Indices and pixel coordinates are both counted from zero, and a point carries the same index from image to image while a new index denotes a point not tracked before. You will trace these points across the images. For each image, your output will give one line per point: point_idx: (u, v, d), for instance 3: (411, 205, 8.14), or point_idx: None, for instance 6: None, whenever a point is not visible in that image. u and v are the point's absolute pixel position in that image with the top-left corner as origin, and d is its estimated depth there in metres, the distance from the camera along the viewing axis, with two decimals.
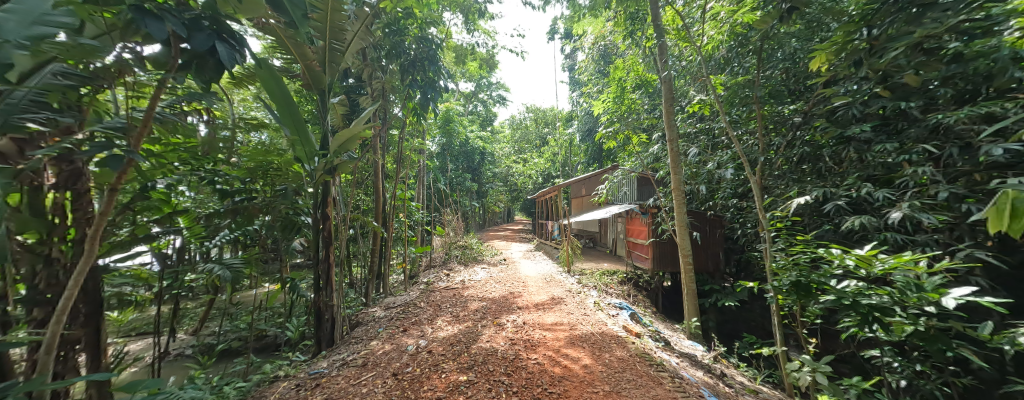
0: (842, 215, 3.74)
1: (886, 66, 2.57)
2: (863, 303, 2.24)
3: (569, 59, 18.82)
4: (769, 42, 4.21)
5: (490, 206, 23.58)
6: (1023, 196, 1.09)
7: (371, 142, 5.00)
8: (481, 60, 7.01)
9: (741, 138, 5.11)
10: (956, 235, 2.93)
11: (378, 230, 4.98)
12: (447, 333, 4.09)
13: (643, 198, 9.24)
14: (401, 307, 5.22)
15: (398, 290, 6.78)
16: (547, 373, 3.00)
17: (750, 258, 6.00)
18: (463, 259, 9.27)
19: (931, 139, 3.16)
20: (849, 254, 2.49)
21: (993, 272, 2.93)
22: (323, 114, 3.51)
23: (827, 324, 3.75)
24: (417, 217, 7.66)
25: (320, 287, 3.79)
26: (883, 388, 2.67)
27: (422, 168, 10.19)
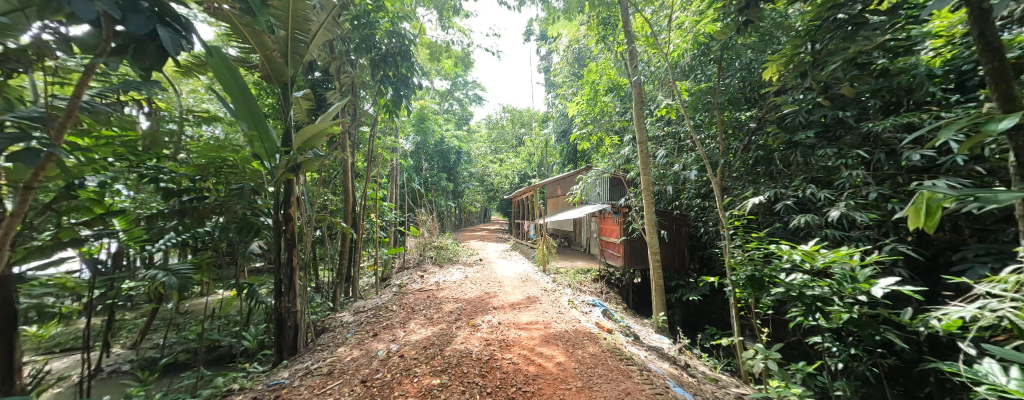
0: (791, 214, 4.08)
1: (827, 78, 2.83)
2: (808, 293, 2.47)
3: (544, 61, 19.08)
4: (729, 52, 4.51)
5: (466, 206, 23.33)
6: (936, 196, 1.23)
7: (339, 139, 4.78)
8: (457, 58, 6.92)
9: (703, 142, 5.42)
10: (884, 232, 3.29)
11: (347, 231, 4.76)
12: (420, 336, 4.00)
13: (615, 198, 9.54)
14: (371, 312, 5.03)
15: (369, 293, 6.53)
16: (521, 372, 3.02)
17: (711, 255, 6.38)
18: (438, 260, 9.09)
19: (863, 145, 3.53)
20: (795, 249, 2.73)
21: (913, 264, 3.32)
22: (285, 108, 3.31)
23: (778, 315, 4.07)
24: (389, 218, 7.42)
25: (281, 292, 3.55)
26: (825, 371, 2.94)
27: (396, 167, 9.89)
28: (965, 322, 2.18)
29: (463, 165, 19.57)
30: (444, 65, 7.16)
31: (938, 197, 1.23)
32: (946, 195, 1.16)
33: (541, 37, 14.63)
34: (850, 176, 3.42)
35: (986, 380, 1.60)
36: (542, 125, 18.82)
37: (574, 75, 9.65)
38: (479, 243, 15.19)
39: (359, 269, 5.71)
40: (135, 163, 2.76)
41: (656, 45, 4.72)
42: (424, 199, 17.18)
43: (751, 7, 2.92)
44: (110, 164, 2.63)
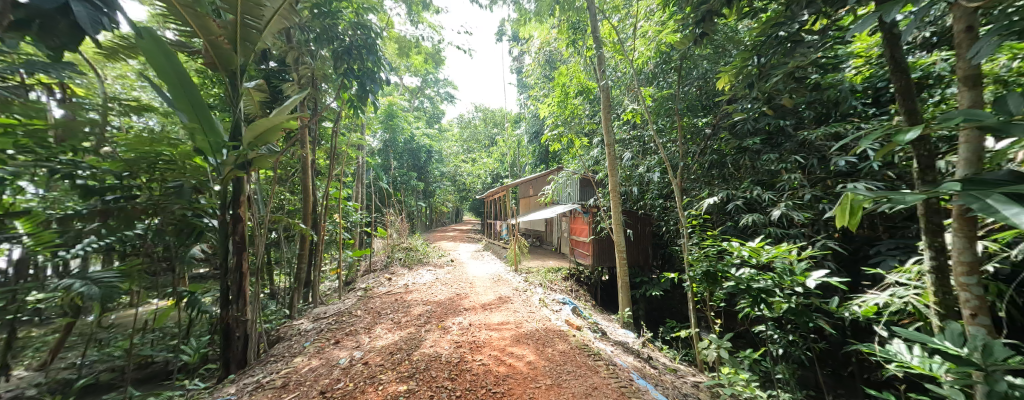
0: (740, 214, 4.45)
1: (769, 89, 3.12)
2: (754, 286, 2.72)
3: (515, 61, 19.24)
4: (687, 61, 4.81)
5: (437, 207, 22.84)
6: (856, 198, 1.41)
7: (298, 134, 4.48)
8: (427, 54, 6.73)
9: (665, 145, 5.73)
10: (816, 229, 3.68)
11: (306, 232, 4.46)
12: (387, 341, 3.86)
13: (585, 198, 9.81)
14: (333, 318, 4.75)
15: (331, 298, 6.18)
16: (491, 373, 3.01)
17: (672, 252, 6.75)
18: (408, 262, 8.81)
19: (800, 152, 3.94)
20: (744, 246, 2.98)
21: (840, 258, 3.74)
22: (233, 99, 3.05)
23: (730, 307, 4.41)
24: (355, 218, 7.06)
25: (229, 300, 3.25)
26: (768, 356, 3.23)
27: (362, 165, 9.46)
28: (879, 309, 2.50)
29: (434, 164, 19.09)
30: (414, 60, 6.94)
31: (857, 199, 1.41)
32: (865, 197, 1.33)
33: (513, 38, 14.77)
34: (789, 179, 3.80)
35: (896, 358, 1.84)
36: (514, 126, 18.99)
37: (546, 77, 9.77)
38: (450, 243, 14.91)
39: (320, 273, 5.36)
40: (44, 156, 2.40)
41: (622, 51, 4.92)
42: (392, 199, 16.57)
43: (707, 20, 3.12)
44: (10, 157, 2.27)
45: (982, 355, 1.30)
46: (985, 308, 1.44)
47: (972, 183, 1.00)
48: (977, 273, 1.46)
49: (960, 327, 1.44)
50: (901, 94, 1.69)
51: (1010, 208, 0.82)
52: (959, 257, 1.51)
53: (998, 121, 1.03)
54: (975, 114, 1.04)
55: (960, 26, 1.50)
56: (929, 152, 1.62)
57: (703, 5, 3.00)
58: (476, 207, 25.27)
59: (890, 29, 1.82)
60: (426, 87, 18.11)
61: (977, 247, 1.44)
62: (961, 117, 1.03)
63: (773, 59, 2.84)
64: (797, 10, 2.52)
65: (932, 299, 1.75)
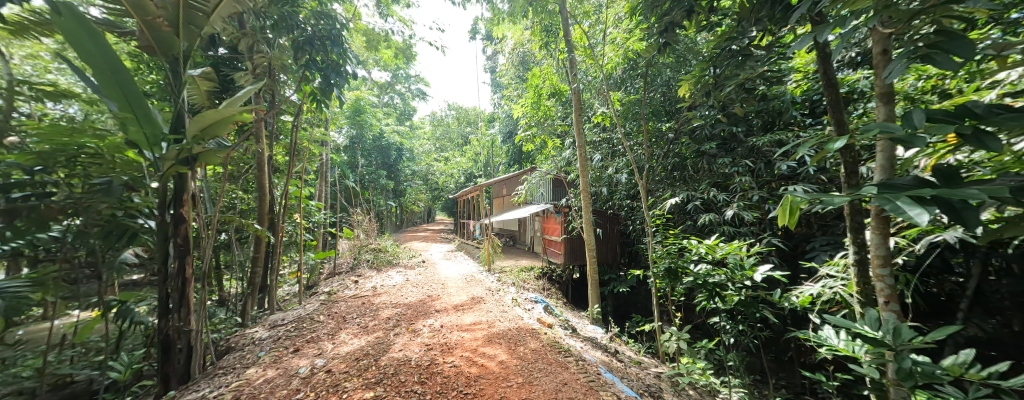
0: (699, 213, 4.76)
1: (723, 99, 3.36)
2: (710, 281, 2.94)
3: (489, 61, 19.26)
4: (652, 69, 5.08)
5: (406, 206, 22.16)
6: (795, 200, 1.55)
7: (253, 128, 4.16)
8: (398, 49, 6.50)
9: (632, 148, 6.01)
10: (762, 227, 4.05)
11: (262, 234, 4.13)
12: (352, 347, 3.69)
13: (557, 198, 9.99)
14: (292, 325, 4.45)
15: (291, 303, 5.80)
16: (462, 375, 2.98)
17: (638, 250, 7.05)
18: (376, 263, 8.47)
19: (749, 157, 4.31)
20: (701, 244, 3.21)
21: (783, 253, 4.13)
22: (176, 87, 2.74)
23: (690, 301, 4.70)
24: (319, 219, 6.67)
25: (169, 309, 2.92)
26: (722, 345, 3.49)
27: (327, 162, 8.97)
28: (814, 299, 2.79)
29: (405, 162, 18.52)
30: (383, 55, 6.67)
31: (796, 200, 1.55)
32: (801, 199, 1.46)
33: (486, 37, 14.70)
34: (740, 181, 4.13)
35: (827, 342, 2.07)
36: (488, 126, 19.02)
37: (519, 78, 9.83)
38: (421, 243, 14.56)
39: (278, 277, 5.00)
40: None
41: (593, 56, 5.10)
42: (359, 198, 15.89)
43: (670, 31, 3.31)
44: None
45: (893, 336, 1.50)
46: (896, 296, 1.66)
47: (886, 187, 1.13)
48: (890, 265, 1.68)
49: (876, 313, 1.65)
50: (832, 107, 1.92)
51: (912, 211, 0.94)
52: (874, 252, 1.74)
53: (905, 133, 1.17)
54: (888, 127, 1.17)
55: (878, 48, 1.73)
56: (852, 159, 1.85)
57: (666, 16, 3.17)
58: (448, 207, 24.87)
59: (822, 49, 2.05)
60: (396, 83, 17.58)
61: (889, 242, 1.67)
62: (876, 131, 1.16)
63: (727, 71, 3.07)
64: (747, 26, 2.73)
65: (855, 289, 1.99)
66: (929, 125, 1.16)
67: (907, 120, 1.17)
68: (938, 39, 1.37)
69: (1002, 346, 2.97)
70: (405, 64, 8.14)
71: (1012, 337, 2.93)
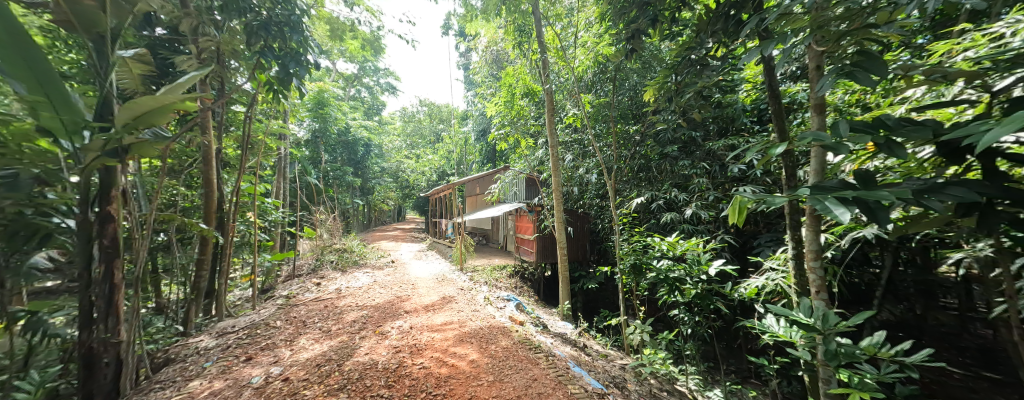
0: (661, 212, 5.04)
1: (685, 104, 3.56)
2: (670, 275, 3.14)
3: (462, 57, 19.04)
4: (621, 73, 5.28)
5: (375, 205, 21.32)
6: (744, 200, 1.69)
7: (198, 117, 3.78)
8: (366, 41, 6.19)
9: (602, 149, 6.23)
10: (717, 225, 4.38)
11: (208, 234, 3.79)
12: (313, 353, 3.50)
13: (530, 197, 10.09)
14: (244, 332, 4.12)
15: (244, 308, 5.36)
16: (432, 376, 2.93)
17: (607, 248, 7.28)
18: (341, 264, 8.06)
19: (707, 160, 4.63)
20: (663, 241, 3.39)
21: (734, 249, 4.47)
22: (102, 70, 2.41)
23: (653, 295, 4.96)
24: (277, 218, 6.22)
25: (92, 319, 2.52)
26: (681, 335, 3.72)
27: (287, 156, 8.41)
28: (759, 291, 3.05)
29: (372, 158, 17.77)
30: (349, 45, 6.30)
31: (744, 200, 1.69)
32: (748, 199, 1.60)
33: (459, 33, 14.45)
34: (698, 182, 4.45)
35: (768, 329, 2.28)
36: (461, 123, 18.83)
37: (493, 76, 9.81)
38: (389, 243, 14.08)
39: (227, 281, 4.60)
40: None
41: (565, 58, 5.21)
42: (322, 195, 15.03)
43: (636, 38, 3.44)
44: None
45: (821, 322, 1.69)
46: (825, 287, 1.86)
47: (818, 189, 1.26)
48: (820, 258, 1.89)
49: (808, 302, 1.84)
50: (775, 116, 2.11)
51: (838, 211, 1.06)
52: (807, 247, 1.95)
53: (833, 141, 1.31)
54: (819, 136, 1.30)
55: (813, 64, 1.95)
56: (791, 163, 2.07)
57: (633, 24, 3.31)
58: (418, 206, 24.17)
59: (768, 62, 2.26)
60: (362, 75, 16.81)
61: (819, 238, 1.88)
62: (810, 138, 1.30)
63: (687, 79, 3.25)
64: (703, 38, 2.91)
65: (793, 280, 2.21)
66: (852, 135, 1.31)
67: (833, 130, 1.31)
68: (860, 58, 1.55)
69: (908, 327, 3.59)
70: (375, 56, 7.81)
71: (917, 319, 3.55)
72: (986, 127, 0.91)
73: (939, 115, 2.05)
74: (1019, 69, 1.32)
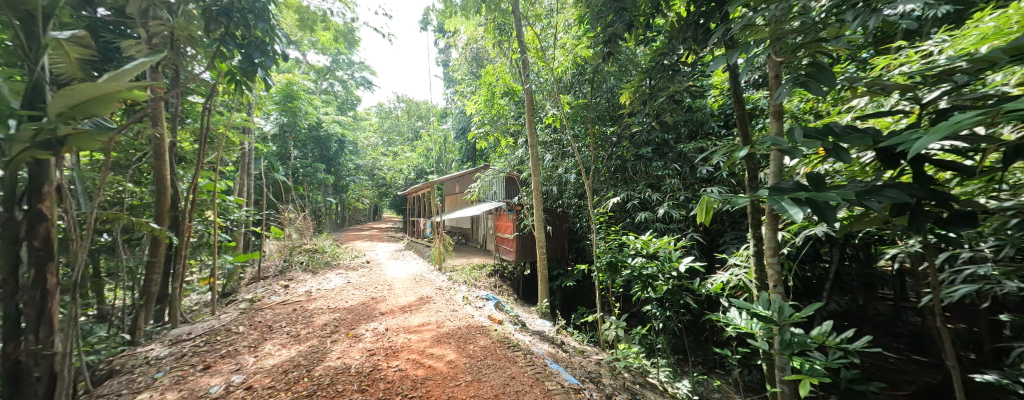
0: (636, 211, 5.22)
1: (658, 108, 3.70)
2: (643, 272, 3.26)
3: (442, 54, 18.77)
4: (598, 75, 5.41)
5: (348, 203, 20.57)
6: (710, 200, 1.78)
7: (149, 107, 3.48)
8: (340, 33, 5.96)
9: (580, 149, 6.36)
10: (687, 224, 4.59)
11: (160, 234, 3.50)
12: (279, 359, 3.33)
13: (510, 196, 10.13)
14: (201, 339, 3.84)
15: (202, 313, 5.00)
16: (408, 378, 2.87)
17: (584, 246, 7.42)
18: (312, 265, 7.72)
19: (678, 161, 4.85)
20: (638, 239, 3.52)
21: (702, 247, 4.71)
22: (32, 53, 2.14)
23: (628, 292, 5.13)
24: (241, 217, 5.85)
25: (21, 329, 2.25)
26: (654, 329, 3.87)
27: (252, 151, 7.94)
28: (724, 286, 3.23)
29: (347, 155, 17.12)
30: (320, 37, 6.01)
31: (710, 200, 1.79)
32: (714, 199, 1.69)
33: (438, 29, 14.21)
34: (670, 183, 4.66)
35: (731, 322, 2.43)
36: (440, 121, 18.56)
37: (473, 74, 9.75)
38: (367, 243, 13.60)
39: (183, 284, 4.27)
40: None
41: (544, 58, 5.26)
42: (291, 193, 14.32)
43: (613, 41, 3.53)
44: None
45: (777, 314, 1.82)
46: (781, 281, 2.00)
47: (775, 191, 1.35)
48: (778, 254, 2.03)
49: (767, 296, 1.97)
50: (740, 120, 2.24)
51: (793, 210, 1.14)
52: (766, 244, 2.09)
53: (789, 146, 1.42)
54: (777, 140, 1.40)
55: (773, 73, 2.08)
56: (753, 166, 2.20)
57: (610, 28, 3.39)
58: (395, 205, 23.58)
59: (733, 70, 2.38)
60: (335, 68, 16.16)
61: (777, 235, 2.02)
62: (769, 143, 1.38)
63: (660, 83, 3.38)
64: (675, 44, 3.01)
65: (753, 275, 2.35)
66: (806, 140, 1.42)
67: (789, 135, 1.42)
68: (812, 69, 1.68)
69: (852, 317, 3.95)
70: (350, 49, 7.53)
71: (859, 309, 3.89)
72: (916, 136, 1.02)
73: (879, 123, 2.26)
74: (943, 84, 1.48)
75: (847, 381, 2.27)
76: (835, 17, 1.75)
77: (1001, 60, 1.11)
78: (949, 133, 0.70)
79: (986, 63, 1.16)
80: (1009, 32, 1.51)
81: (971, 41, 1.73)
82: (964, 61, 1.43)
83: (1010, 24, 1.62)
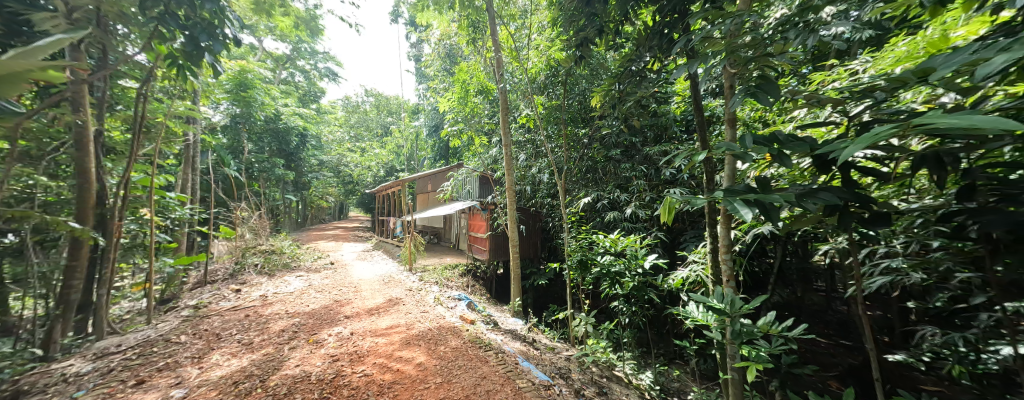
0: (606, 211, 5.41)
1: (627, 112, 3.87)
2: (612, 270, 3.40)
3: (414, 48, 18.26)
4: (570, 78, 5.54)
5: (311, 201, 19.45)
6: (673, 201, 1.89)
7: (69, 89, 3.05)
8: (303, 21, 5.60)
9: (553, 150, 6.48)
10: (652, 223, 4.83)
11: (81, 234, 3.08)
12: (229, 369, 3.07)
13: (483, 195, 10.07)
14: (134, 351, 3.44)
15: (136, 322, 4.48)
16: (374, 383, 2.77)
17: (556, 245, 7.55)
18: (269, 267, 7.19)
19: (644, 164, 5.09)
20: (607, 238, 3.66)
21: (665, 245, 4.99)
22: None
23: (598, 289, 5.30)
24: (184, 215, 5.31)
25: None
26: (621, 324, 4.04)
27: (199, 143, 7.24)
28: (683, 281, 3.42)
29: (310, 151, 16.15)
30: (279, 23, 5.59)
31: (672, 202, 1.90)
32: (676, 201, 1.80)
33: (410, 22, 13.81)
34: (637, 184, 4.89)
35: (689, 315, 2.59)
36: (412, 117, 18.08)
37: (446, 70, 9.59)
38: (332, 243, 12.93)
39: (110, 291, 3.79)
40: None
41: (519, 58, 5.30)
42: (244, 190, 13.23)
43: (584, 46, 3.63)
44: None
45: (728, 306, 1.97)
46: (733, 276, 2.17)
47: (728, 192, 1.46)
48: (730, 251, 2.20)
49: (720, 290, 2.12)
50: (699, 126, 2.40)
51: (743, 210, 1.25)
52: (720, 242, 2.25)
53: (741, 151, 1.54)
54: (731, 146, 1.52)
55: (727, 83, 2.25)
56: (711, 169, 2.37)
57: (582, 32, 3.48)
58: (363, 203, 22.63)
59: (694, 78, 2.54)
60: (296, 57, 15.16)
61: (730, 234, 2.18)
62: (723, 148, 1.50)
63: (628, 88, 3.53)
64: (642, 52, 3.15)
65: (709, 271, 2.53)
66: (755, 147, 1.55)
67: (741, 142, 1.54)
68: (760, 82, 1.84)
69: (792, 307, 4.36)
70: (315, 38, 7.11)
71: (798, 300, 4.33)
72: (844, 145, 1.14)
73: (816, 132, 2.51)
74: (866, 100, 1.68)
75: (787, 366, 2.51)
76: (780, 35, 1.92)
77: (910, 80, 1.27)
78: (869, 144, 0.80)
79: (900, 82, 1.33)
80: (917, 56, 1.75)
81: (888, 63, 1.97)
82: (883, 79, 1.63)
83: (918, 49, 1.87)
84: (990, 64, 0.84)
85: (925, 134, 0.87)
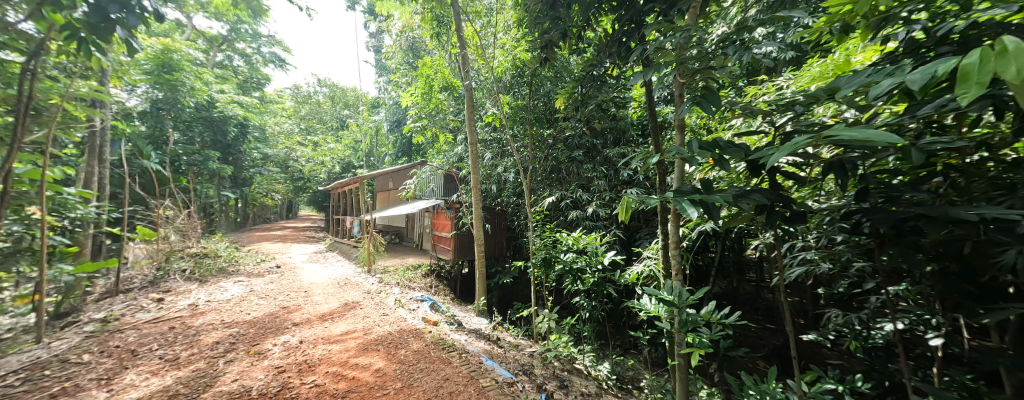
0: (569, 210, 5.58)
1: (591, 114, 4.02)
2: (574, 266, 3.52)
3: (373, 38, 17.32)
4: (535, 79, 5.61)
5: (253, 199, 17.69)
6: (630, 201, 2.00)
7: None
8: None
9: (518, 149, 6.52)
10: (611, 222, 5.07)
11: None
12: (148, 390, 2.68)
13: (448, 193, 9.85)
14: (17, 377, 2.86)
15: (21, 342, 3.74)
16: (326, 393, 2.59)
17: (521, 243, 7.63)
18: (202, 273, 6.42)
19: (604, 165, 5.32)
20: (570, 236, 3.77)
21: (623, 242, 5.26)
22: None
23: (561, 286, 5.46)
24: (87, 215, 4.52)
25: None
26: (582, 319, 4.19)
27: (109, 131, 6.21)
28: (638, 276, 3.63)
29: (251, 143, 14.66)
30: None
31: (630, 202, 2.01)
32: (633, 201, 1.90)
33: (370, 10, 13.06)
34: (598, 185, 5.12)
35: (643, 307, 2.75)
36: (371, 111, 17.13)
37: (410, 63, 9.24)
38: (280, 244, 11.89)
39: None
40: None
41: (485, 56, 5.26)
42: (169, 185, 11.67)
43: (550, 48, 3.70)
44: None
45: (676, 298, 2.12)
46: (681, 270, 2.35)
47: (676, 193, 1.57)
48: (679, 247, 2.38)
49: (670, 282, 2.28)
50: (654, 130, 2.56)
51: (689, 210, 1.35)
52: (671, 238, 2.42)
53: (688, 155, 1.66)
54: (680, 150, 1.64)
55: (677, 92, 2.42)
56: (664, 171, 2.54)
57: (547, 34, 3.55)
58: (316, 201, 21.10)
59: (648, 85, 2.70)
60: (234, 39, 13.63)
61: (679, 231, 2.36)
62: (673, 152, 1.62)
63: (591, 91, 3.67)
64: (604, 58, 3.29)
65: (661, 266, 2.71)
66: (700, 151, 1.68)
67: (688, 147, 1.67)
68: (704, 92, 1.99)
69: (729, 296, 4.83)
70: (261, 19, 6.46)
71: (733, 290, 4.81)
72: (770, 152, 1.28)
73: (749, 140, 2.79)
74: (789, 112, 1.89)
75: (726, 350, 2.77)
76: (721, 50, 2.10)
77: (822, 97, 1.46)
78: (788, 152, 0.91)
79: (814, 98, 1.51)
80: (827, 76, 2.02)
81: (806, 80, 2.25)
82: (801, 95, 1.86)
83: (828, 70, 2.16)
84: (879, 86, 0.97)
85: (832, 144, 1.00)
